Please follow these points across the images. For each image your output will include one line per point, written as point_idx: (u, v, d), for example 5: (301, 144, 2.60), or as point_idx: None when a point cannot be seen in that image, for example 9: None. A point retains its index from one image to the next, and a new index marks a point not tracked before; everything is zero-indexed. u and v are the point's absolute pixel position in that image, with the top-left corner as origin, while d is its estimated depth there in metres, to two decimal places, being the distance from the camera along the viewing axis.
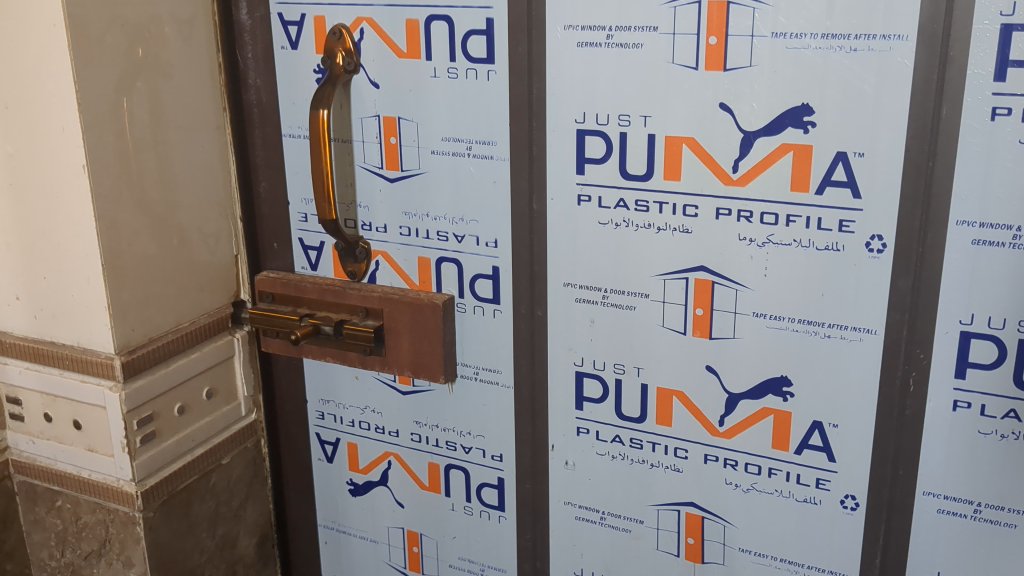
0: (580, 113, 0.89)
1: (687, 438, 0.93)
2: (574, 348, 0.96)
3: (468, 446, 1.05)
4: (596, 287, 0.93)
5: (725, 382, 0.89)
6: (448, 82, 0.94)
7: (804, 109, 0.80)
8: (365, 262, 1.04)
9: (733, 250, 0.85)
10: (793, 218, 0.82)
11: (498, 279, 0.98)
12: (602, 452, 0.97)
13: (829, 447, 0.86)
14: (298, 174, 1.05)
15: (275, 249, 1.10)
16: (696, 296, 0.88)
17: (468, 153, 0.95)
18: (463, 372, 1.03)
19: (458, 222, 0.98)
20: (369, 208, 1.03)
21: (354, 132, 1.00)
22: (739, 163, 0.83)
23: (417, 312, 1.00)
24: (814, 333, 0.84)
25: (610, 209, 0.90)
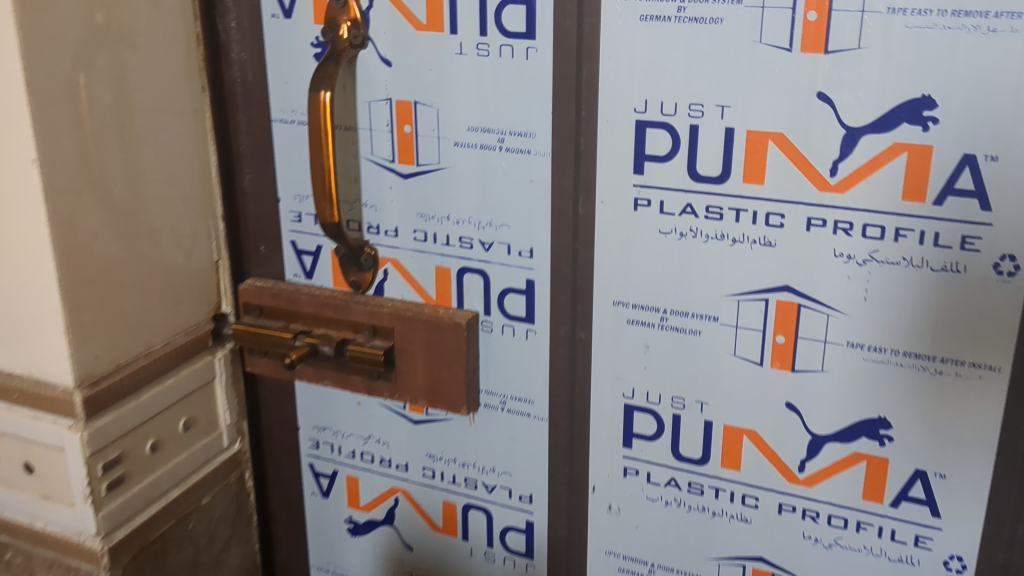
0: (642, 101, 0.73)
1: (757, 485, 0.80)
2: (623, 378, 0.82)
3: (491, 485, 0.92)
4: (654, 308, 0.79)
5: (808, 422, 0.76)
6: (477, 60, 0.78)
7: (924, 102, 0.65)
8: (370, 271, 0.89)
9: (827, 267, 0.72)
10: (903, 232, 0.68)
11: (532, 295, 0.83)
12: (653, 496, 0.84)
13: (933, 500, 0.74)
14: (291, 167, 0.89)
15: (263, 253, 0.94)
16: (778, 321, 0.74)
17: (499, 146, 0.80)
18: (487, 402, 0.89)
19: (485, 227, 0.83)
20: (377, 209, 0.87)
21: (359, 118, 0.84)
22: (839, 166, 0.69)
23: (434, 332, 0.86)
24: (922, 369, 0.71)
25: (674, 216, 0.75)
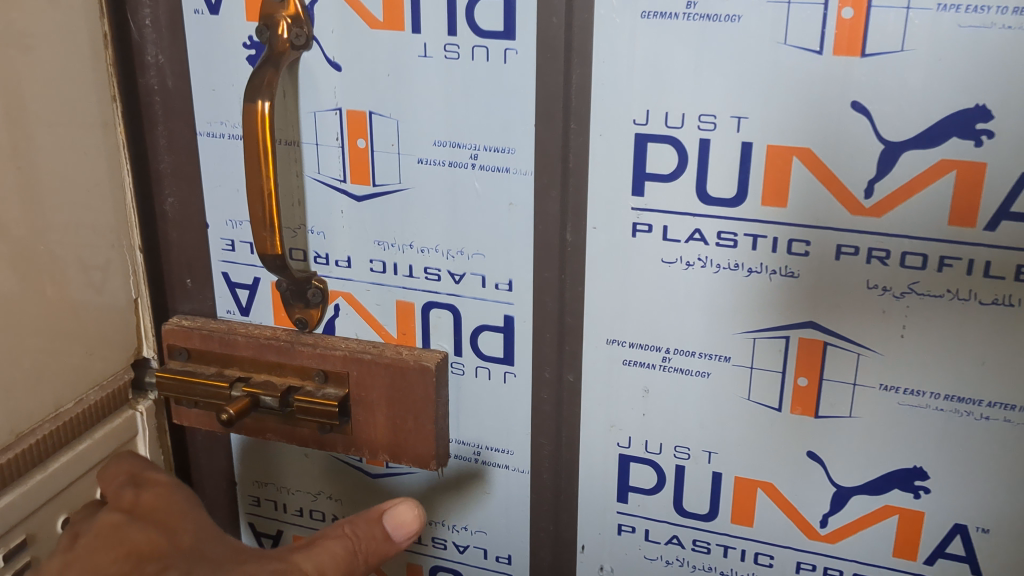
0: (642, 111, 0.63)
1: (773, 542, 0.71)
2: (618, 425, 0.72)
3: (462, 545, 0.81)
4: (655, 347, 0.69)
5: (832, 473, 0.67)
6: (444, 64, 0.66)
7: (979, 114, 0.56)
8: (319, 307, 0.77)
9: (857, 301, 0.63)
10: (948, 261, 0.60)
11: (511, 333, 0.72)
12: (652, 555, 0.75)
13: (974, 557, 0.66)
14: (222, 187, 0.77)
15: (190, 286, 0.81)
16: (799, 361, 0.65)
17: (472, 164, 0.69)
18: (458, 452, 0.78)
19: (455, 256, 0.72)
20: (325, 235, 0.75)
21: (303, 131, 0.72)
22: (874, 187, 0.60)
23: (397, 378, 0.74)
24: (966, 414, 0.62)
25: (679, 244, 0.65)
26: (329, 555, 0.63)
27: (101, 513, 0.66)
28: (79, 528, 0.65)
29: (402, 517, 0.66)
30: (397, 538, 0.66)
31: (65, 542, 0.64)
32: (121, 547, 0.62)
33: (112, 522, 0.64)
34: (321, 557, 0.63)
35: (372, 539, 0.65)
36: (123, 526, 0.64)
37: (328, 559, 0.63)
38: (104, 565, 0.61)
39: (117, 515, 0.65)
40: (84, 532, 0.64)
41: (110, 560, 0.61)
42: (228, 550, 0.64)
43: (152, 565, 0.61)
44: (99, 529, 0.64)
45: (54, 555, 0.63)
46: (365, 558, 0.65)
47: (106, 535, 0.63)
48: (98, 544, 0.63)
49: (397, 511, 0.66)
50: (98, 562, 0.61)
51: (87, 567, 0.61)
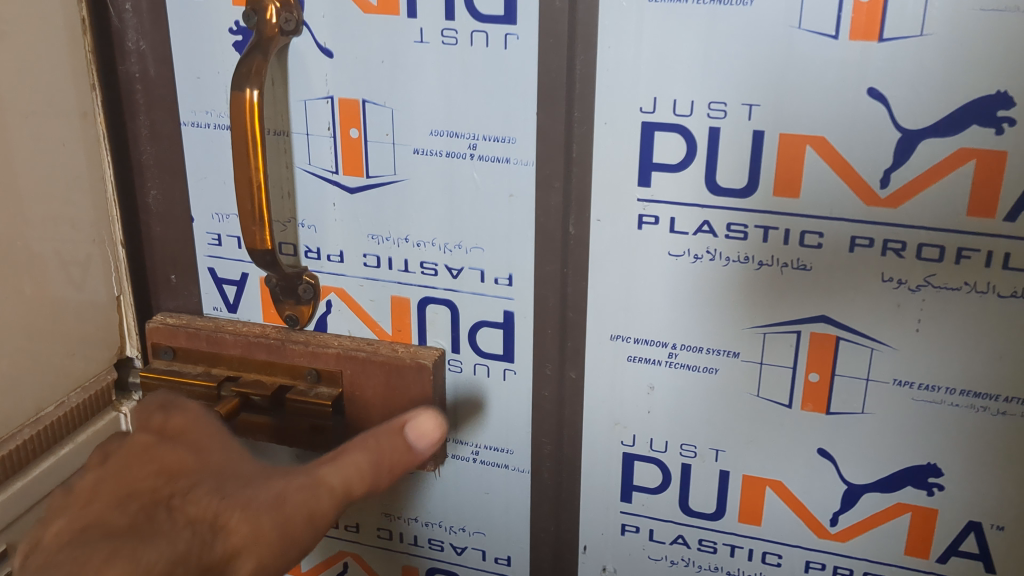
0: (650, 99, 0.61)
1: (781, 541, 0.69)
2: (622, 423, 0.70)
3: (460, 547, 0.79)
4: (661, 343, 0.66)
5: (843, 470, 0.66)
6: (441, 50, 0.64)
7: (1000, 100, 0.54)
8: (310, 303, 0.74)
9: (871, 295, 0.61)
10: (966, 253, 0.58)
11: (511, 329, 0.70)
12: (656, 555, 0.73)
13: (988, 554, 0.65)
14: (207, 180, 0.74)
15: (174, 283, 0.78)
16: (810, 357, 0.63)
17: (470, 154, 0.66)
18: (455, 452, 0.75)
19: (452, 250, 0.69)
20: (316, 229, 0.72)
21: (293, 121, 0.69)
22: (890, 177, 0.58)
23: (392, 377, 0.72)
24: (982, 410, 0.61)
25: (687, 236, 0.63)
26: (353, 469, 0.61)
27: (133, 435, 0.63)
28: (106, 447, 0.63)
29: (424, 427, 0.66)
30: (419, 448, 0.66)
31: (93, 459, 0.61)
32: (152, 466, 0.60)
33: (142, 443, 0.62)
34: (347, 471, 0.61)
35: (392, 451, 0.64)
36: (153, 447, 0.62)
37: (352, 476, 0.61)
38: (135, 478, 0.59)
39: (147, 437, 0.62)
40: (112, 450, 0.62)
41: (141, 477, 0.59)
42: (257, 468, 0.61)
43: (185, 479, 0.59)
44: (127, 449, 0.61)
45: (82, 471, 0.60)
46: (387, 470, 0.63)
47: (136, 454, 0.61)
48: (129, 459, 0.60)
49: (418, 421, 0.66)
50: (128, 476, 0.59)
51: (118, 481, 0.59)
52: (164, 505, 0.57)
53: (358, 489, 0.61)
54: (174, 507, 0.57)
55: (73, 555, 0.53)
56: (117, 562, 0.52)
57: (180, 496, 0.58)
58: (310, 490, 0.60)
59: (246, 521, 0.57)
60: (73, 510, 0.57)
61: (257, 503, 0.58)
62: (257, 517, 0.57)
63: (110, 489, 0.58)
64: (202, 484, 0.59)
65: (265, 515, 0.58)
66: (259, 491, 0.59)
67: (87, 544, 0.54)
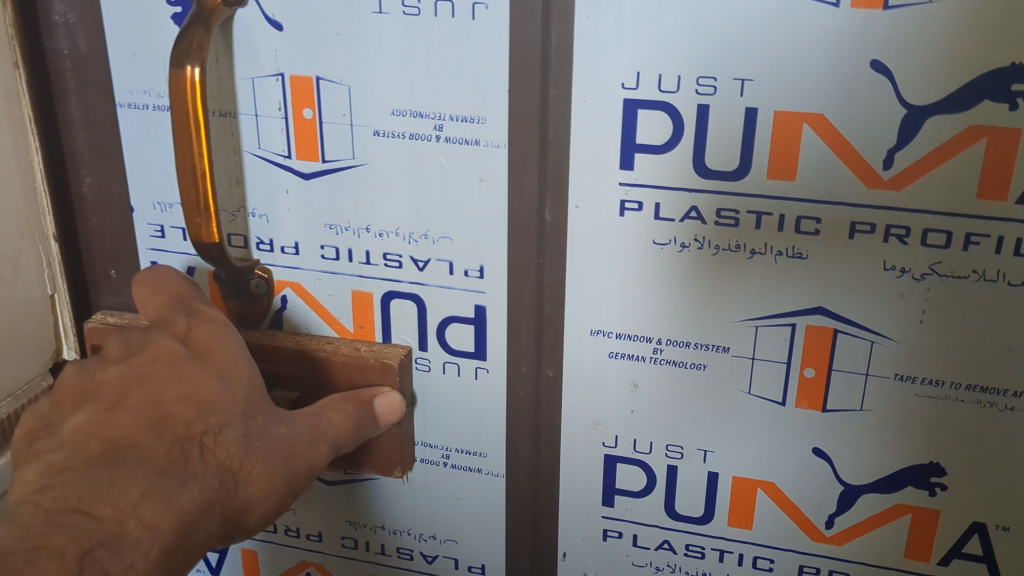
0: (633, 74, 0.56)
1: (773, 545, 0.65)
2: (604, 424, 0.65)
3: (430, 555, 0.74)
4: (645, 338, 0.62)
5: (840, 471, 0.61)
6: (402, 21, 0.58)
7: (1015, 74, 0.50)
8: (264, 299, 0.68)
9: (872, 284, 0.56)
10: (975, 239, 0.54)
11: (483, 325, 0.65)
12: (641, 561, 0.69)
13: (992, 556, 0.61)
14: (149, 166, 0.67)
15: (115, 278, 0.72)
16: (806, 351, 0.59)
17: (436, 136, 0.60)
18: (425, 456, 0.70)
19: (418, 240, 0.64)
20: (269, 219, 0.66)
21: (240, 101, 0.63)
22: (894, 158, 0.53)
23: (356, 379, 0.66)
24: (989, 405, 0.57)
25: (673, 223, 0.58)
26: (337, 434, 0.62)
27: (154, 335, 0.60)
28: (133, 338, 0.60)
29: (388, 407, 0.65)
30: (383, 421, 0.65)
31: (117, 352, 0.59)
32: (181, 384, 0.57)
33: (169, 354, 0.58)
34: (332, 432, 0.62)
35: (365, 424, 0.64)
36: (180, 360, 0.58)
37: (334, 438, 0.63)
38: (163, 398, 0.57)
39: (172, 343, 0.59)
40: (138, 350, 0.59)
41: (171, 396, 0.57)
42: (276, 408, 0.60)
43: (215, 416, 0.57)
44: (154, 354, 0.58)
45: (106, 364, 0.58)
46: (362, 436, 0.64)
47: (163, 364, 0.58)
48: (157, 372, 0.58)
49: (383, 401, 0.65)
50: (156, 391, 0.57)
51: (144, 396, 0.57)
52: (195, 442, 0.56)
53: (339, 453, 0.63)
54: (205, 447, 0.56)
55: (109, 479, 0.53)
56: (154, 503, 0.53)
57: (210, 435, 0.57)
58: (310, 446, 0.61)
59: (265, 474, 0.58)
60: (99, 412, 0.56)
61: (273, 457, 0.59)
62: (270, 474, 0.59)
63: (136, 406, 0.56)
64: (232, 426, 0.57)
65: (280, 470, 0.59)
66: (275, 444, 0.59)
67: (123, 469, 0.53)
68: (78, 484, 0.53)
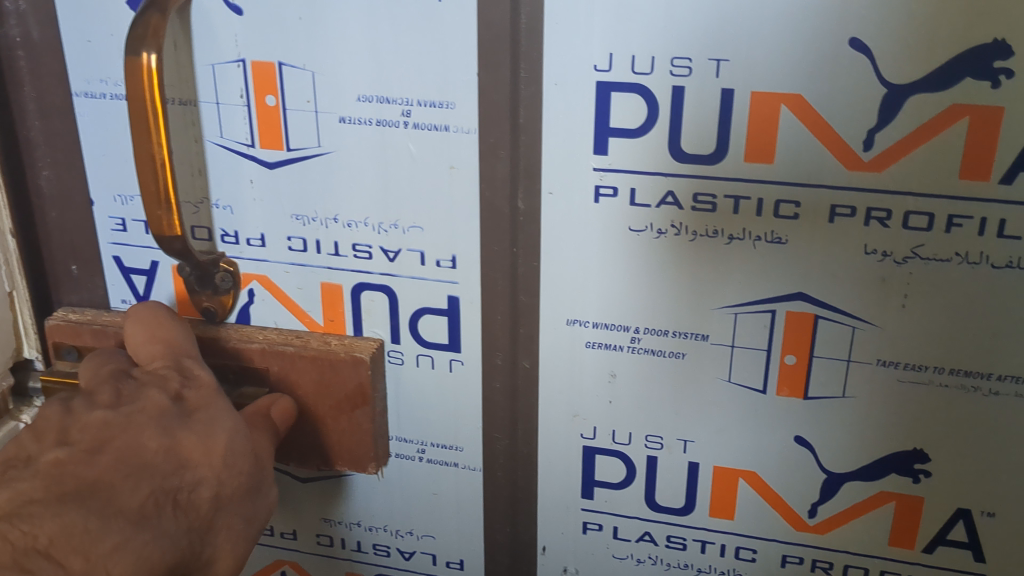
0: (605, 55, 0.54)
1: (756, 535, 0.64)
2: (582, 415, 0.64)
3: (408, 551, 0.72)
4: (623, 328, 0.60)
5: (822, 459, 0.60)
6: (366, 3, 0.56)
7: (997, 50, 0.49)
8: (231, 293, 0.66)
9: (854, 268, 0.55)
10: (957, 221, 0.52)
11: (457, 316, 0.63)
12: (621, 554, 0.67)
13: (978, 543, 0.60)
14: (108, 158, 0.65)
15: (76, 274, 0.70)
16: (786, 338, 0.58)
17: (404, 122, 0.58)
18: (399, 451, 0.69)
19: (388, 230, 0.62)
20: (233, 210, 0.64)
21: (200, 88, 0.61)
22: (875, 138, 0.52)
23: (326, 374, 0.65)
24: (973, 389, 0.56)
25: (649, 209, 0.57)
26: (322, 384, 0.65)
27: (147, 388, 0.59)
28: (124, 388, 0.59)
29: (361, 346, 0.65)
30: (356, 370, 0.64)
31: (107, 399, 0.57)
32: (164, 438, 0.56)
33: (159, 408, 0.57)
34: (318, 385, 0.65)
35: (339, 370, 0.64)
36: (167, 417, 0.57)
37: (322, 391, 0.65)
38: (145, 451, 0.55)
39: (162, 397, 0.58)
40: (127, 401, 0.57)
41: (151, 447, 0.55)
42: (254, 468, 0.59)
43: (191, 474, 0.56)
44: (142, 407, 0.57)
45: (94, 407, 0.57)
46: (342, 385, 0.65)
47: (151, 417, 0.57)
48: (144, 422, 0.56)
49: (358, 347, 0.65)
50: (140, 441, 0.55)
51: (127, 446, 0.55)
52: (170, 497, 0.55)
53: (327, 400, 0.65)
54: (179, 504, 0.55)
55: (82, 522, 0.50)
56: (124, 555, 0.51)
57: (184, 491, 0.56)
58: (270, 501, 0.62)
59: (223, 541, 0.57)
60: (76, 451, 0.54)
61: (241, 516, 0.59)
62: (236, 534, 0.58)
63: (119, 455, 0.54)
64: (208, 485, 0.57)
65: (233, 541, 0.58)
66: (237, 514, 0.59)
67: (97, 514, 0.51)
68: (48, 524, 0.50)
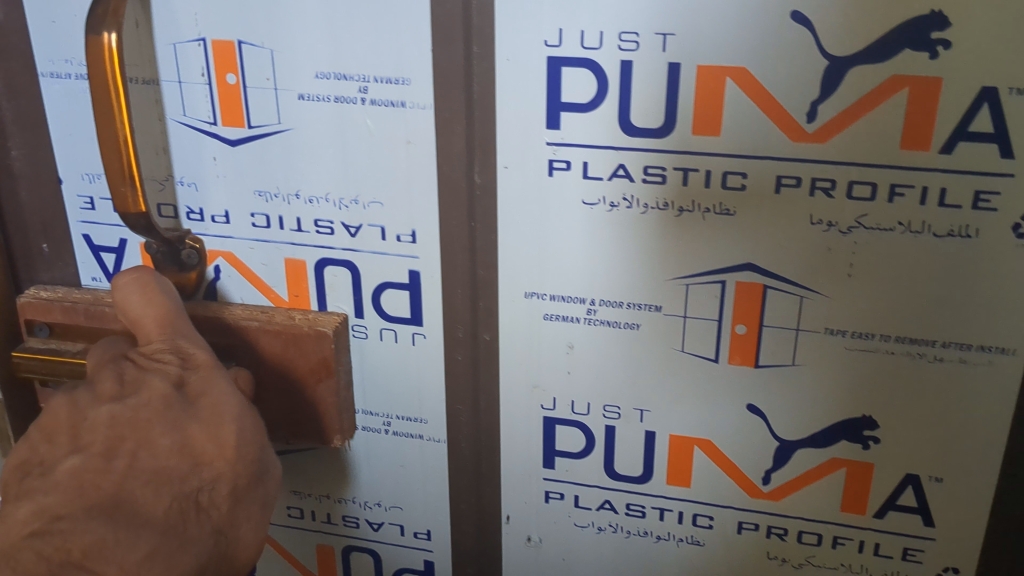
0: (555, 31, 0.55)
1: (712, 502, 0.65)
2: (542, 386, 0.65)
3: (376, 522, 0.74)
4: (579, 300, 0.62)
5: (773, 426, 0.62)
6: None
7: (934, 22, 0.50)
8: (197, 270, 0.68)
9: (801, 239, 0.56)
10: (900, 191, 0.54)
11: (418, 290, 0.64)
12: (583, 523, 0.69)
13: (927, 508, 0.61)
14: (75, 137, 0.66)
15: (47, 253, 0.71)
16: (736, 307, 0.59)
17: (362, 98, 0.59)
18: (366, 424, 0.70)
19: (349, 205, 0.63)
20: (198, 187, 0.65)
21: (163, 67, 0.62)
22: (818, 110, 0.53)
23: (290, 348, 0.66)
24: (919, 356, 0.57)
25: (602, 182, 0.58)
26: (288, 358, 0.66)
27: (149, 375, 0.58)
28: (126, 373, 0.59)
29: (324, 320, 0.66)
30: (320, 344, 0.65)
31: (110, 388, 0.57)
32: (175, 436, 0.56)
33: (163, 399, 0.57)
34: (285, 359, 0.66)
35: (305, 344, 0.65)
36: (175, 409, 0.57)
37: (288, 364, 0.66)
38: (160, 451, 0.56)
39: (166, 385, 0.58)
40: (132, 392, 0.57)
41: (164, 447, 0.56)
42: (261, 455, 0.60)
43: (207, 470, 0.57)
44: (148, 399, 0.57)
45: (99, 401, 0.57)
46: (308, 358, 0.66)
47: (158, 410, 0.56)
48: (152, 418, 0.56)
49: (321, 321, 0.66)
50: (152, 441, 0.56)
51: (141, 447, 0.55)
52: (191, 500, 0.56)
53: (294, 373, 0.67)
54: (199, 505, 0.57)
55: (114, 537, 0.52)
56: (156, 566, 0.53)
57: (202, 491, 0.57)
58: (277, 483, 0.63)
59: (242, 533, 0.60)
60: (92, 457, 0.54)
61: (255, 504, 0.60)
62: (253, 521, 0.60)
63: (135, 458, 0.55)
64: (224, 483, 0.58)
65: (251, 530, 0.60)
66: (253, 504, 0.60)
67: (126, 527, 0.52)
68: (82, 538, 0.51)
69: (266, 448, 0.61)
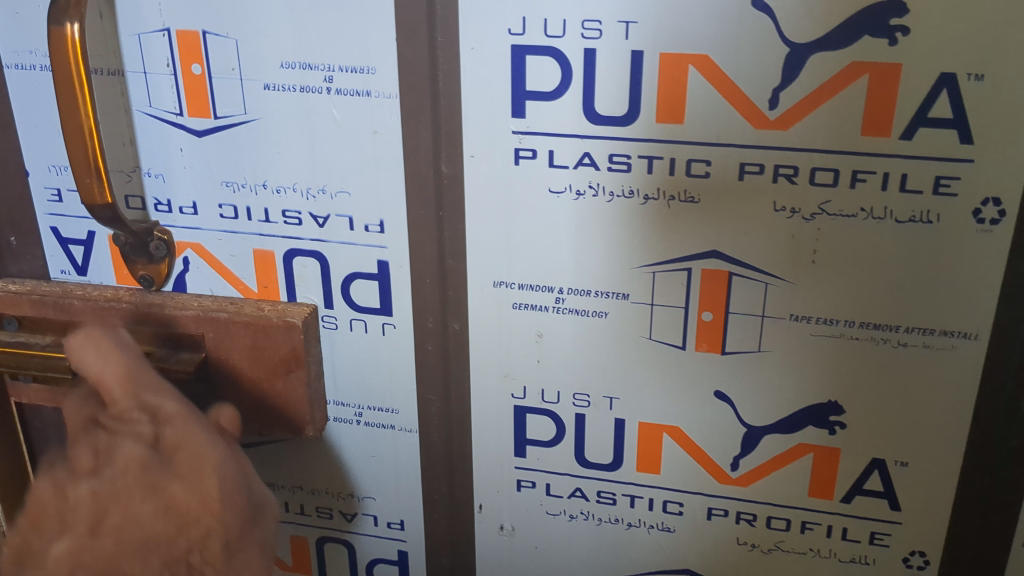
0: (518, 19, 0.55)
1: (682, 489, 0.66)
2: (512, 375, 0.65)
3: (349, 513, 0.74)
4: (547, 288, 0.62)
5: (741, 412, 0.62)
6: None
7: (893, 8, 0.50)
8: (166, 261, 0.67)
9: (765, 225, 0.56)
10: (862, 177, 0.54)
11: (387, 280, 0.64)
12: (555, 510, 0.69)
13: (893, 492, 0.62)
14: (41, 129, 0.66)
15: (15, 245, 0.71)
16: (702, 294, 0.59)
17: (327, 88, 0.59)
18: (338, 414, 0.70)
19: (316, 196, 0.63)
20: (165, 179, 0.65)
21: (128, 58, 0.62)
22: (780, 97, 0.53)
23: (260, 339, 0.66)
24: (883, 342, 0.58)
25: (567, 170, 0.58)
26: (258, 350, 0.66)
27: (120, 441, 0.58)
28: (99, 443, 0.58)
29: (294, 311, 0.66)
30: (290, 335, 0.65)
31: (87, 463, 0.57)
32: (156, 501, 0.56)
33: (138, 461, 0.57)
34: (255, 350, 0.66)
35: (275, 335, 0.65)
36: (151, 469, 0.57)
37: (258, 355, 0.66)
38: (144, 519, 0.55)
39: (138, 447, 0.57)
40: (106, 462, 0.57)
41: (147, 514, 0.55)
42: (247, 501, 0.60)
43: (195, 529, 0.56)
44: (122, 465, 0.56)
45: (78, 479, 0.56)
46: (278, 349, 0.66)
47: (135, 476, 0.56)
48: (129, 485, 0.56)
49: (291, 312, 0.66)
50: (133, 511, 0.55)
51: (125, 521, 0.55)
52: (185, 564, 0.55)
53: (264, 365, 0.66)
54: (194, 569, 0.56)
55: None
56: None
57: (195, 551, 0.56)
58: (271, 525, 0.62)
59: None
60: (78, 538, 0.54)
61: (256, 553, 0.59)
62: (259, 568, 0.59)
63: (121, 532, 0.54)
64: (217, 537, 0.57)
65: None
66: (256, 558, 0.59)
67: None
68: None
69: (253, 495, 0.61)
